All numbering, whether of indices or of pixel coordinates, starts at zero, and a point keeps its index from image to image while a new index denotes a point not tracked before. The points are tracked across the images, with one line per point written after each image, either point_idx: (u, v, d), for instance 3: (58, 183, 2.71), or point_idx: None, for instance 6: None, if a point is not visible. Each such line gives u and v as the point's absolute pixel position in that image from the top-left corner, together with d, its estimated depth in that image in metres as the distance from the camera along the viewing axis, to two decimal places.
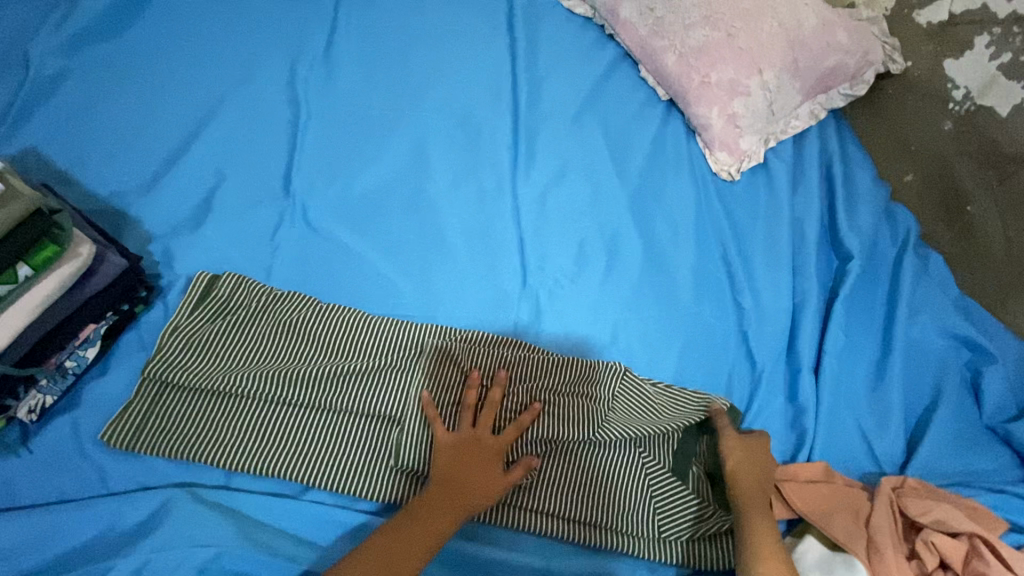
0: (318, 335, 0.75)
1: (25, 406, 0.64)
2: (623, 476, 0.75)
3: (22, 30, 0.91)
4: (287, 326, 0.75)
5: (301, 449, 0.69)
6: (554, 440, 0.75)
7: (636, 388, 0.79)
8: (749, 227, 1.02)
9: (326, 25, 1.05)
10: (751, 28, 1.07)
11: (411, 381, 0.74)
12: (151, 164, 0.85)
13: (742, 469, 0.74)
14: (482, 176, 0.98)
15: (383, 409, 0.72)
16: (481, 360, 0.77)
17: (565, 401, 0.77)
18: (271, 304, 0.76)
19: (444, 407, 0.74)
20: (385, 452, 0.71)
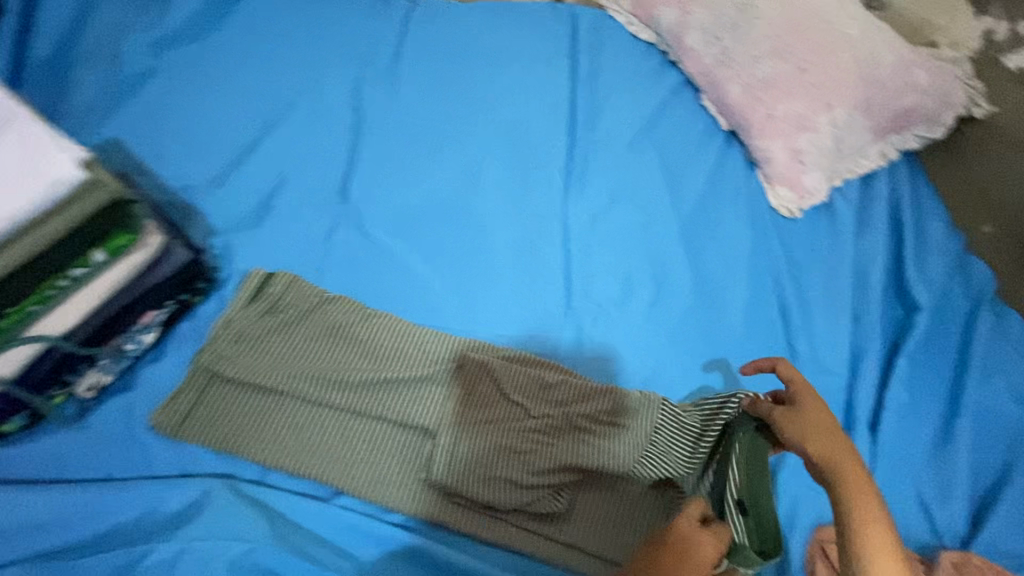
0: (361, 340, 0.76)
1: (85, 383, 0.67)
2: (654, 515, 0.72)
3: (118, 27, 0.97)
4: (332, 328, 0.76)
5: (336, 452, 0.69)
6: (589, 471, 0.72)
7: (678, 423, 0.73)
8: (807, 268, 0.98)
9: (396, 37, 1.08)
10: (825, 62, 1.03)
11: (449, 396, 0.74)
12: (221, 161, 0.89)
13: (825, 449, 0.64)
14: (534, 196, 0.98)
15: (420, 421, 0.72)
16: (519, 379, 0.75)
17: (604, 430, 0.73)
18: (319, 305, 0.77)
19: (480, 424, 0.72)
20: (417, 464, 0.71)
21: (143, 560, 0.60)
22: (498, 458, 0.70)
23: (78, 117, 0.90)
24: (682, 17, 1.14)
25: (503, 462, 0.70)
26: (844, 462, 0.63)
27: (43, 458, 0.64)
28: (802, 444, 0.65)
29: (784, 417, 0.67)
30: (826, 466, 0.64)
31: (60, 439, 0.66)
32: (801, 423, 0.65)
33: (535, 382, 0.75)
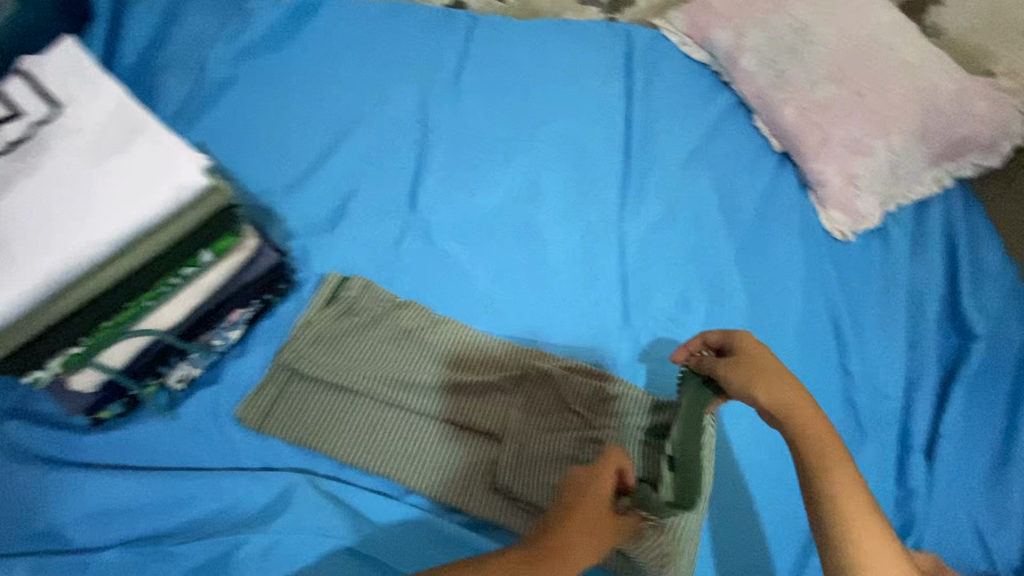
0: (429, 345, 0.78)
1: (176, 374, 0.70)
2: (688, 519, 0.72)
3: (200, 37, 1.01)
4: (402, 332, 0.79)
5: (406, 451, 0.72)
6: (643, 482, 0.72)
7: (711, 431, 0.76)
8: (861, 292, 0.99)
9: (459, 52, 1.12)
10: (883, 89, 1.05)
11: (512, 403, 0.76)
12: (297, 168, 0.93)
13: (772, 395, 0.65)
14: (591, 211, 1.00)
15: (485, 426, 0.74)
16: (580, 389, 0.76)
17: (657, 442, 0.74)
18: (391, 310, 0.80)
19: (541, 431, 0.74)
20: (481, 468, 0.72)
21: (237, 548, 0.64)
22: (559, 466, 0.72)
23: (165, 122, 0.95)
24: (738, 39, 1.15)
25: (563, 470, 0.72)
26: (795, 402, 0.66)
27: (138, 445, 0.68)
28: (751, 393, 0.66)
29: (726, 370, 0.68)
30: (777, 411, 0.65)
31: (152, 426, 0.69)
32: (742, 372, 0.67)
33: (594, 394, 0.76)
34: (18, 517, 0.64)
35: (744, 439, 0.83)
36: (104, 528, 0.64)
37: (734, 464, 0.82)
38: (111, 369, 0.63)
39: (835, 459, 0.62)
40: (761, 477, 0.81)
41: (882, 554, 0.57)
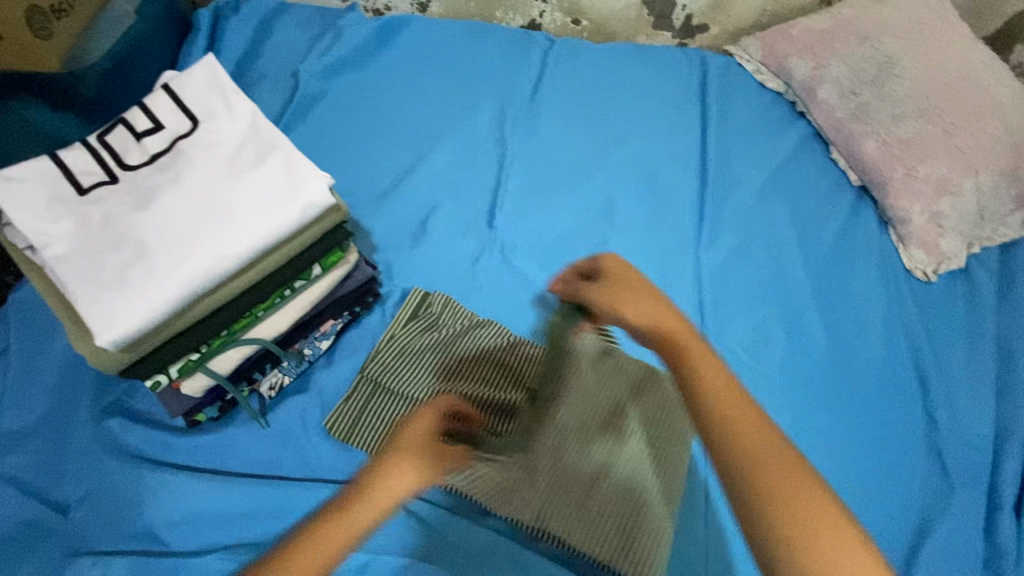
0: (503, 363, 0.78)
1: (268, 382, 0.72)
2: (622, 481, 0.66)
3: (293, 53, 1.05)
4: (479, 350, 0.79)
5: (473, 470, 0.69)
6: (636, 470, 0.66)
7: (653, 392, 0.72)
8: (945, 335, 0.95)
9: (535, 74, 1.13)
10: (973, 128, 1.01)
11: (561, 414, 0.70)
12: (381, 185, 0.95)
13: (638, 310, 0.59)
14: (665, 237, 0.99)
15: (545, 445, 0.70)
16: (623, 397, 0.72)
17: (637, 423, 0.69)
18: (472, 330, 0.81)
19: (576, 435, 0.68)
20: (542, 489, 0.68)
21: (334, 564, 0.67)
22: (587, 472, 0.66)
23: None
24: (817, 70, 1.13)
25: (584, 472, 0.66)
26: (663, 317, 0.58)
27: (233, 451, 0.71)
28: (620, 309, 0.60)
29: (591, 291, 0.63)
30: (643, 325, 0.58)
31: (244, 432, 0.72)
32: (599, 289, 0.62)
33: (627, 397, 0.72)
34: (119, 515, 0.66)
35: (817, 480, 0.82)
36: (197, 531, 0.66)
37: None
38: (219, 376, 0.64)
39: (711, 367, 0.53)
40: None
41: (775, 446, 0.47)
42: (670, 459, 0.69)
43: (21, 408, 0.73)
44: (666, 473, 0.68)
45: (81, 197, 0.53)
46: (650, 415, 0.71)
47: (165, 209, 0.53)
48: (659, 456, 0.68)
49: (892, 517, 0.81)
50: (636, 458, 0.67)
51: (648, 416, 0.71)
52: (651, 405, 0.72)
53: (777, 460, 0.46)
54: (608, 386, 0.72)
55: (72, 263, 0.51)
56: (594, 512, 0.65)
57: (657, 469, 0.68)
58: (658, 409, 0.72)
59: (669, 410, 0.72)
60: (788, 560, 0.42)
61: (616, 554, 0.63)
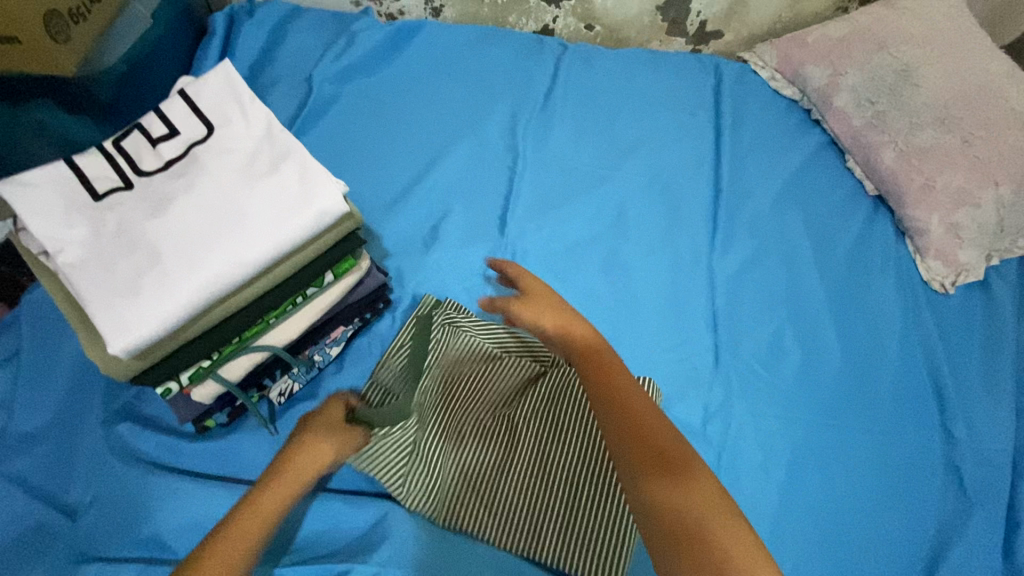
0: (466, 373, 0.80)
1: (277, 389, 0.71)
2: (530, 467, 0.72)
3: (307, 57, 1.06)
4: (457, 362, 0.80)
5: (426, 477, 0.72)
6: (546, 458, 0.72)
7: (556, 382, 0.78)
8: (963, 349, 0.93)
9: (548, 80, 1.13)
10: (993, 139, 1.00)
11: (475, 411, 0.76)
12: (392, 190, 0.95)
13: (557, 319, 0.69)
14: (678, 245, 0.98)
15: (473, 442, 0.74)
16: (533, 390, 0.77)
17: (541, 412, 0.75)
18: (466, 342, 0.82)
19: (485, 428, 0.75)
20: (479, 486, 0.71)
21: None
22: (499, 461, 0.73)
23: None
24: (834, 78, 1.12)
25: (497, 462, 0.72)
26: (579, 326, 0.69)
27: (240, 458, 0.71)
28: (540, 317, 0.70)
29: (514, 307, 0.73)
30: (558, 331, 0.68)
31: (251, 438, 0.72)
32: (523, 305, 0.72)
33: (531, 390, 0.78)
34: (127, 520, 0.66)
35: (830, 496, 0.80)
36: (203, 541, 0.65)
37: (822, 522, 0.79)
38: (228, 382, 0.62)
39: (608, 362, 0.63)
40: (853, 541, 0.78)
41: (656, 420, 0.56)
42: (575, 445, 0.73)
43: (33, 410, 0.74)
44: (575, 459, 0.72)
45: (96, 203, 0.53)
46: (546, 404, 0.76)
47: (179, 218, 0.53)
48: (558, 443, 0.73)
49: (909, 535, 0.79)
50: (541, 446, 0.73)
51: (549, 404, 0.76)
52: (547, 394, 0.77)
53: (657, 430, 0.55)
54: (511, 381, 0.79)
55: (85, 270, 0.50)
56: (501, 500, 0.70)
57: (559, 455, 0.73)
58: (554, 397, 0.76)
59: (566, 396, 0.76)
60: (654, 508, 0.49)
61: (531, 541, 0.68)
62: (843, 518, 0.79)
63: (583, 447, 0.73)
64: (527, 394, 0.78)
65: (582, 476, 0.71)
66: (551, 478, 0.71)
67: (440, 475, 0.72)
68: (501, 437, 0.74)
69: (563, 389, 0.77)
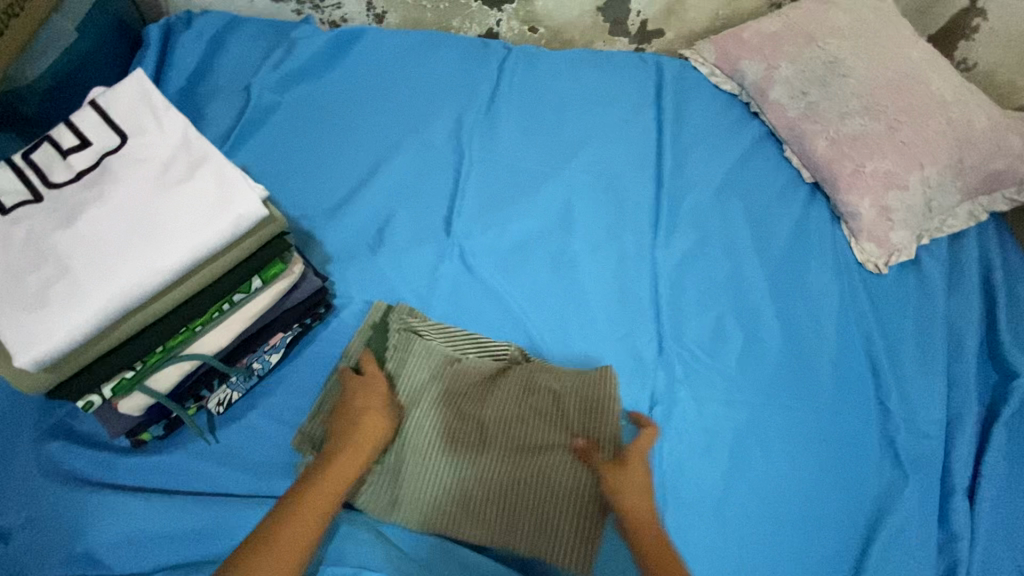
0: (428, 374, 0.78)
1: (216, 399, 0.71)
2: (506, 466, 0.72)
3: (245, 67, 1.06)
4: (421, 363, 0.78)
5: (397, 485, 0.72)
6: (518, 457, 0.73)
7: (525, 379, 0.78)
8: (897, 326, 0.97)
9: (492, 82, 1.14)
10: (919, 123, 1.03)
11: (443, 414, 0.76)
12: (334, 195, 0.95)
13: (628, 503, 0.66)
14: (624, 238, 1.00)
15: (445, 447, 0.74)
16: (501, 388, 0.77)
17: (510, 410, 0.75)
18: (423, 343, 0.80)
19: (456, 429, 0.75)
20: (452, 489, 0.72)
21: None
22: (475, 463, 0.73)
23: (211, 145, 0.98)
24: (768, 71, 1.16)
25: (471, 464, 0.73)
26: (641, 501, 0.67)
27: (181, 471, 0.71)
28: (618, 497, 0.67)
29: (611, 469, 0.68)
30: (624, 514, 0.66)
31: (194, 450, 0.72)
32: (618, 477, 0.67)
33: (499, 386, 0.77)
34: (61, 538, 0.65)
35: (771, 473, 0.83)
36: (142, 554, 0.65)
37: (763, 498, 0.81)
38: (158, 394, 0.62)
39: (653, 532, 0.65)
40: (792, 516, 0.81)
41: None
42: (545, 442, 0.73)
43: None
44: (545, 453, 0.72)
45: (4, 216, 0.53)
46: (514, 401, 0.76)
47: (91, 227, 0.53)
48: (526, 439, 0.74)
49: (848, 507, 0.82)
50: (513, 445, 0.74)
51: (517, 401, 0.76)
52: (513, 389, 0.77)
53: None
54: (478, 379, 0.78)
55: None
56: (479, 503, 0.71)
57: (530, 450, 0.73)
58: (519, 393, 0.76)
59: (532, 390, 0.77)
60: None
61: (511, 539, 0.70)
62: (783, 495, 0.82)
63: (554, 442, 0.73)
64: (494, 391, 0.77)
65: (554, 469, 0.72)
66: (524, 478, 0.72)
67: (413, 483, 0.72)
68: (470, 438, 0.74)
69: (528, 383, 0.78)
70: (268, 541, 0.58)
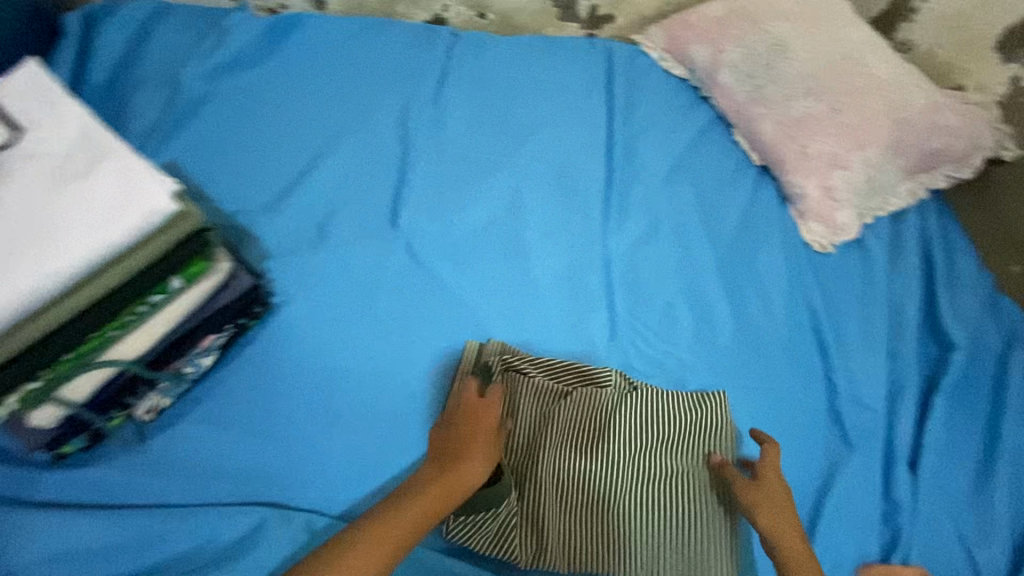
0: (540, 414, 0.78)
1: (144, 406, 0.68)
2: (636, 499, 0.75)
3: (174, 55, 1.01)
4: (534, 404, 0.79)
5: (529, 530, 0.73)
6: (644, 488, 0.75)
7: (639, 409, 0.79)
8: (842, 304, 0.98)
9: (439, 69, 1.11)
10: (859, 104, 1.04)
11: (563, 453, 0.76)
12: (271, 189, 0.91)
13: (769, 520, 0.70)
14: (575, 224, 0.99)
15: (574, 485, 0.74)
16: (614, 420, 0.78)
17: (626, 442, 0.77)
18: (532, 384, 0.80)
19: (577, 468, 0.75)
20: (591, 529, 0.73)
21: None
22: (604, 499, 0.74)
23: (137, 140, 0.93)
24: (716, 55, 1.16)
25: (600, 500, 0.74)
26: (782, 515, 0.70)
27: (107, 484, 0.67)
28: (755, 513, 0.71)
29: (746, 487, 0.73)
30: (768, 534, 0.69)
31: (119, 461, 0.68)
32: (757, 493, 0.72)
33: (612, 419, 0.78)
34: None
35: None
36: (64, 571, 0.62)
37: None
38: (73, 403, 0.62)
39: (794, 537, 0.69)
40: None
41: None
42: (666, 471, 0.76)
43: None
44: (674, 480, 0.76)
45: None
46: (633, 433, 0.77)
47: None
48: (649, 470, 0.76)
49: (795, 483, 0.84)
50: (644, 478, 0.76)
51: (638, 434, 0.77)
52: (631, 419, 0.78)
53: None
54: (591, 413, 0.78)
55: None
56: (622, 535, 0.73)
57: (655, 480, 0.75)
58: (642, 423, 0.78)
59: (648, 420, 0.78)
60: None
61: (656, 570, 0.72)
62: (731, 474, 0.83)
63: (677, 470, 0.76)
64: (611, 425, 0.78)
65: (689, 493, 0.75)
66: (662, 504, 0.74)
67: (547, 527, 0.73)
68: (599, 475, 0.75)
69: (643, 413, 0.79)
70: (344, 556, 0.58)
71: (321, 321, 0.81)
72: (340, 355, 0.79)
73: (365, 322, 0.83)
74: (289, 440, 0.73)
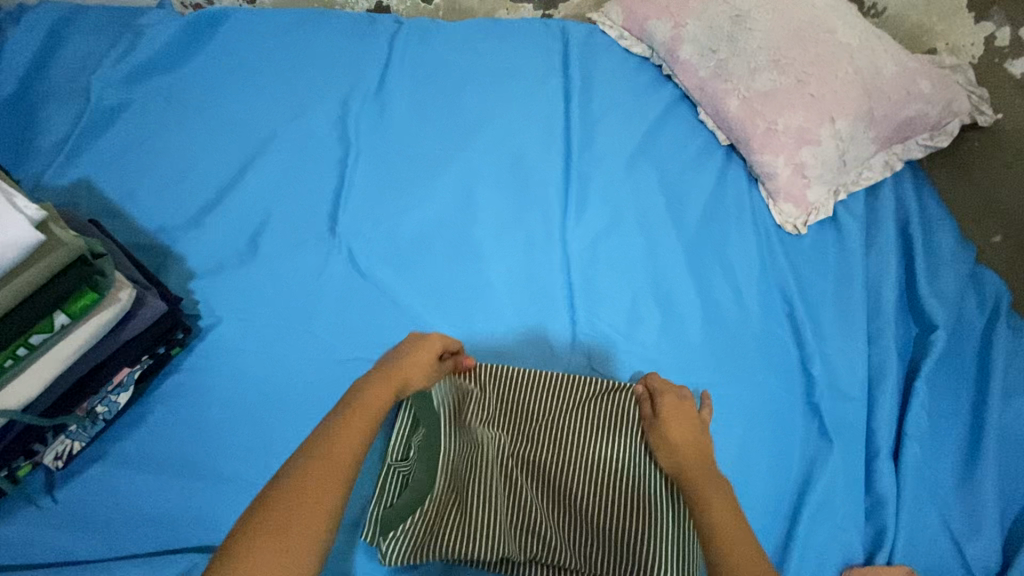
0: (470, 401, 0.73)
1: (53, 451, 0.66)
2: (569, 483, 0.69)
3: (85, 63, 0.94)
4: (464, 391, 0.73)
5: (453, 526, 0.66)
6: (574, 473, 0.69)
7: (573, 391, 0.74)
8: (817, 288, 0.93)
9: (381, 60, 1.04)
10: (826, 73, 0.98)
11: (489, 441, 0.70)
12: (195, 203, 0.85)
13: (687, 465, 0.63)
14: (530, 220, 0.93)
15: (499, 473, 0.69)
16: (545, 404, 0.73)
17: (558, 426, 0.72)
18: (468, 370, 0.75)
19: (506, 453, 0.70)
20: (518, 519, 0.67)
21: None
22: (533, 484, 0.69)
23: (47, 157, 0.87)
24: (676, 30, 1.08)
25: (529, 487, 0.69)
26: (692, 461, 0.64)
27: (22, 541, 0.64)
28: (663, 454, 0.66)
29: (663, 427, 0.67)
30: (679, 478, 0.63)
31: (31, 515, 0.65)
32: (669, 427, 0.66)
33: (547, 402, 0.73)
34: None
35: None
36: None
37: None
38: None
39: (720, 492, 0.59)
40: None
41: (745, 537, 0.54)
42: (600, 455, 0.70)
43: None
44: (611, 463, 0.70)
45: None
46: (565, 414, 0.73)
47: None
48: (580, 454, 0.70)
49: (773, 481, 0.80)
50: (577, 462, 0.70)
51: (573, 415, 0.72)
52: (564, 401, 0.73)
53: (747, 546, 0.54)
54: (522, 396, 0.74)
55: None
56: (556, 521, 0.67)
57: (587, 464, 0.70)
58: (577, 405, 0.73)
59: (582, 402, 0.73)
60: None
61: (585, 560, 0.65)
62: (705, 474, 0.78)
63: (610, 453, 0.70)
64: (542, 409, 0.73)
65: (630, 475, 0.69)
66: (601, 488, 0.68)
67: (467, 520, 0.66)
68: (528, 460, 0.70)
69: (579, 395, 0.74)
70: (292, 507, 0.48)
71: (257, 344, 0.76)
72: (278, 381, 0.74)
73: (304, 341, 0.77)
74: (219, 477, 0.68)
